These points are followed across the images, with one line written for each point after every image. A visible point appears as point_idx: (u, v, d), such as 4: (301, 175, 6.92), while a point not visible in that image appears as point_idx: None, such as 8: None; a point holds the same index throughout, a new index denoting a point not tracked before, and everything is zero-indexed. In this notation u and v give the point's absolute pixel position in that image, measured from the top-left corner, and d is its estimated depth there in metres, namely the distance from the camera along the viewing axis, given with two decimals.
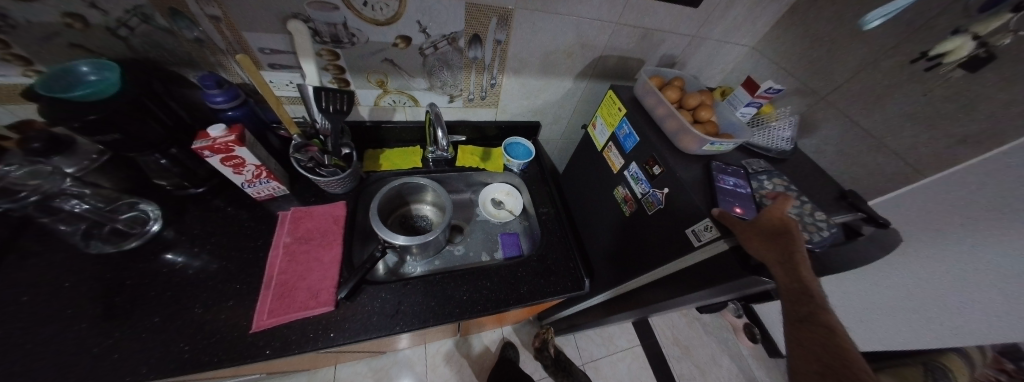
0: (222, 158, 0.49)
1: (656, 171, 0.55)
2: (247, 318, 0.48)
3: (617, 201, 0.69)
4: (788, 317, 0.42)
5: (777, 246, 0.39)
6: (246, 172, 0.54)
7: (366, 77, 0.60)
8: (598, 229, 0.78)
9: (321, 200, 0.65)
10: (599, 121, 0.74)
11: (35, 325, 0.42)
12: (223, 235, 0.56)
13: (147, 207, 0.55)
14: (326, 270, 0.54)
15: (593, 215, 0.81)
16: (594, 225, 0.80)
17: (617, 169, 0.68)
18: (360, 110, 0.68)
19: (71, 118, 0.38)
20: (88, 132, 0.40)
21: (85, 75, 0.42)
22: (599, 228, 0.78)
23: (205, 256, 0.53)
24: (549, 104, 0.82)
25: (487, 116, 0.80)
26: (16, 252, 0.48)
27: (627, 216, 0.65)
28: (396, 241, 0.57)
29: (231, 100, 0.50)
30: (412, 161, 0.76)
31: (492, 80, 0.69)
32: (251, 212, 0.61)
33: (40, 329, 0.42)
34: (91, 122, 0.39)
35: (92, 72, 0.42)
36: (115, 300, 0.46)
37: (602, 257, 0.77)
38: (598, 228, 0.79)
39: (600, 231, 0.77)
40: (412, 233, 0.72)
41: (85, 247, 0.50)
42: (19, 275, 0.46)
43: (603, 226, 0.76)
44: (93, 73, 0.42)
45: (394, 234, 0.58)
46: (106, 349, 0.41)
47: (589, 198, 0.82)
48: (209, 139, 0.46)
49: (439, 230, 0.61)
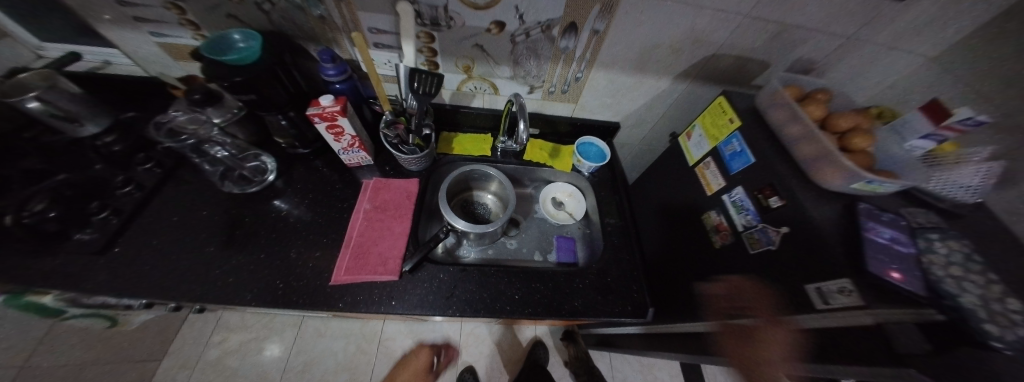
0: (328, 126, 0.55)
1: (773, 203, 0.45)
2: (328, 270, 0.53)
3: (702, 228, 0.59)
4: None
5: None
6: (343, 140, 0.59)
7: (454, 62, 0.61)
8: (671, 255, 0.69)
9: (397, 175, 0.68)
10: (699, 132, 0.63)
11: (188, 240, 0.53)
12: (318, 193, 0.64)
13: (266, 160, 0.65)
14: (396, 241, 0.58)
15: (666, 237, 0.71)
16: (666, 248, 0.70)
17: (712, 191, 0.57)
18: (443, 94, 0.69)
19: (223, 77, 0.46)
20: (233, 90, 0.48)
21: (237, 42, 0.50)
22: (672, 253, 0.68)
23: (303, 208, 0.61)
24: (635, 105, 0.73)
25: (563, 112, 0.75)
26: (182, 183, 0.61)
27: (717, 248, 0.54)
28: (456, 224, 0.58)
29: (340, 74, 0.56)
30: (481, 150, 0.75)
31: (578, 74, 0.64)
32: (341, 176, 0.67)
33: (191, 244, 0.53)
34: (236, 83, 0.47)
35: (243, 41, 0.50)
36: (239, 233, 0.56)
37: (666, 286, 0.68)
38: (670, 252, 0.69)
39: (671, 257, 0.68)
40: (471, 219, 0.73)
41: (221, 185, 0.60)
42: (184, 198, 0.59)
43: (675, 250, 0.67)
44: (244, 42, 0.50)
45: (456, 216, 0.59)
46: (230, 272, 0.51)
47: (666, 217, 0.73)
48: (319, 106, 0.52)
49: (502, 221, 0.60)
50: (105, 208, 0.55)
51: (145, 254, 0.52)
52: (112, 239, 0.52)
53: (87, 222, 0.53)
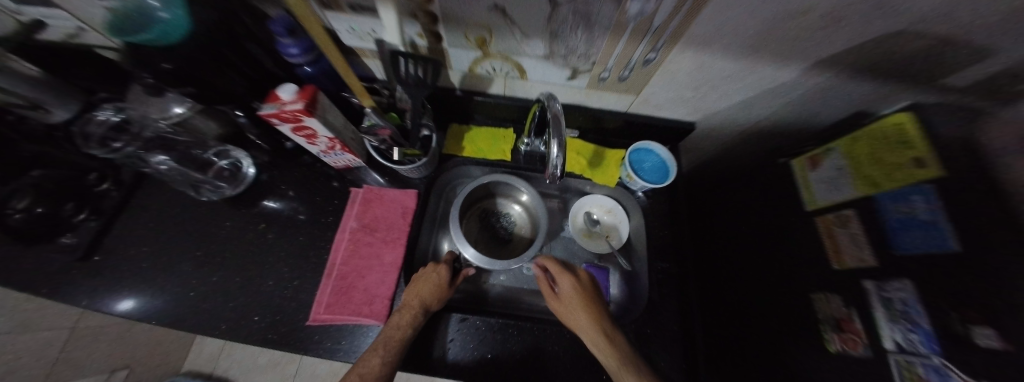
0: (293, 127, 0.42)
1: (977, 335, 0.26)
2: (307, 305, 0.46)
3: (814, 311, 0.40)
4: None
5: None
6: (319, 143, 0.46)
7: (463, 33, 0.41)
8: (737, 318, 0.52)
9: (395, 182, 0.56)
10: (840, 162, 0.40)
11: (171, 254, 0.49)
12: (303, 200, 0.54)
13: (239, 155, 0.55)
14: (385, 274, 0.48)
15: (737, 293, 0.53)
16: (733, 307, 0.53)
17: (844, 266, 0.38)
18: (452, 75, 0.51)
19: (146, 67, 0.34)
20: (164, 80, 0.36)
21: (157, 12, 0.34)
22: (743, 319, 0.51)
23: (285, 219, 0.53)
24: (724, 99, 0.50)
25: (614, 104, 0.54)
26: (162, 182, 0.55)
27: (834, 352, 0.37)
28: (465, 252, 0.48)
29: (305, 53, 0.40)
30: (499, 152, 0.58)
31: (651, 54, 0.41)
32: (328, 179, 0.56)
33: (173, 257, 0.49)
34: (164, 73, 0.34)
35: (165, 11, 0.34)
36: (219, 247, 0.50)
37: (725, 356, 0.53)
38: (741, 317, 0.51)
39: (743, 325, 0.51)
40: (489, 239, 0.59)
41: (199, 193, 0.53)
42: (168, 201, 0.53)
43: (751, 320, 0.49)
44: (166, 13, 0.34)
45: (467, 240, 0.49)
46: (208, 295, 0.46)
47: (742, 266, 0.54)
48: (278, 104, 0.39)
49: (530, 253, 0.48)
50: (82, 208, 0.51)
51: (126, 265, 0.48)
52: (94, 244, 0.49)
53: (72, 224, 0.50)
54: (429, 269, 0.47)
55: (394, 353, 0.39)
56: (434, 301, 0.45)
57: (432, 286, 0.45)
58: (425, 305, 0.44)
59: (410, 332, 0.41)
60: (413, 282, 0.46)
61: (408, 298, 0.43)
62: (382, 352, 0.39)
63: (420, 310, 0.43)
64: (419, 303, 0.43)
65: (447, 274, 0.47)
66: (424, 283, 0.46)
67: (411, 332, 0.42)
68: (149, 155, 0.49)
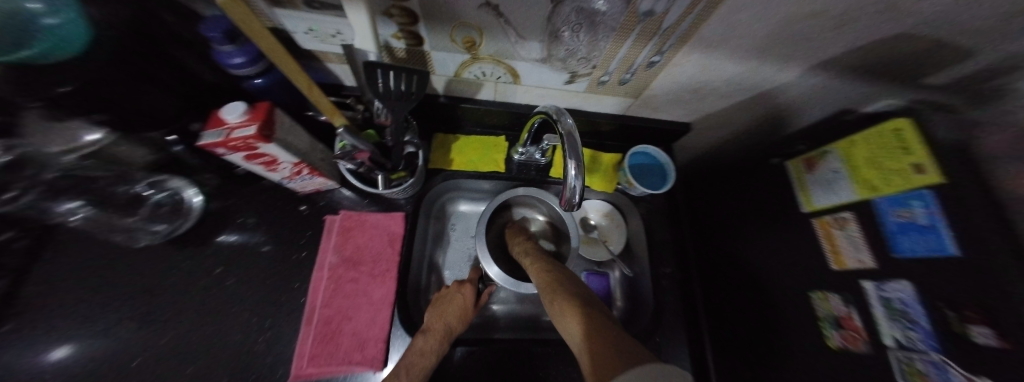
0: (246, 156, 0.35)
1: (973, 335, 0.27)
2: (285, 358, 0.39)
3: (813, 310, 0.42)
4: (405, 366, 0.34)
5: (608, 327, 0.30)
6: (282, 169, 0.39)
7: (449, 33, 0.36)
8: (742, 317, 0.53)
9: (377, 203, 0.49)
10: (838, 166, 0.40)
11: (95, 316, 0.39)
12: (267, 233, 0.46)
13: (178, 186, 0.45)
14: (376, 312, 0.43)
15: (740, 293, 0.54)
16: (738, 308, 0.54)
17: (844, 266, 0.38)
18: (435, 81, 0.45)
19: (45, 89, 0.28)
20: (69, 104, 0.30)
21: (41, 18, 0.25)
22: (749, 320, 0.52)
23: (247, 258, 0.45)
24: (721, 101, 0.49)
25: (611, 107, 0.51)
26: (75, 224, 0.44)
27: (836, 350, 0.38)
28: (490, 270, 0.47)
29: (252, 63, 0.32)
30: (492, 162, 0.53)
31: (655, 57, 0.38)
32: (296, 205, 0.48)
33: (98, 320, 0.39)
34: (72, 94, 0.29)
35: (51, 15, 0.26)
36: (163, 300, 0.41)
37: (734, 357, 0.53)
38: (745, 318, 0.52)
39: (747, 325, 0.52)
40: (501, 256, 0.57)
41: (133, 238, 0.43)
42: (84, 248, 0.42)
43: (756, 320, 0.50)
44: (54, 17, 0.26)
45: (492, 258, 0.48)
46: (155, 363, 0.38)
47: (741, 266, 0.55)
48: (224, 130, 0.31)
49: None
50: None
51: (39, 334, 0.38)
52: None
53: None
54: (454, 289, 0.45)
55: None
56: (459, 323, 0.42)
57: (458, 307, 0.43)
58: (450, 327, 0.41)
59: (435, 359, 0.38)
60: (438, 301, 0.44)
61: (432, 320, 0.41)
62: (402, 380, 0.35)
63: (445, 333, 0.40)
64: (444, 325, 0.41)
65: (472, 296, 0.45)
66: (450, 302, 0.44)
67: (435, 360, 0.38)
68: (55, 207, 0.39)
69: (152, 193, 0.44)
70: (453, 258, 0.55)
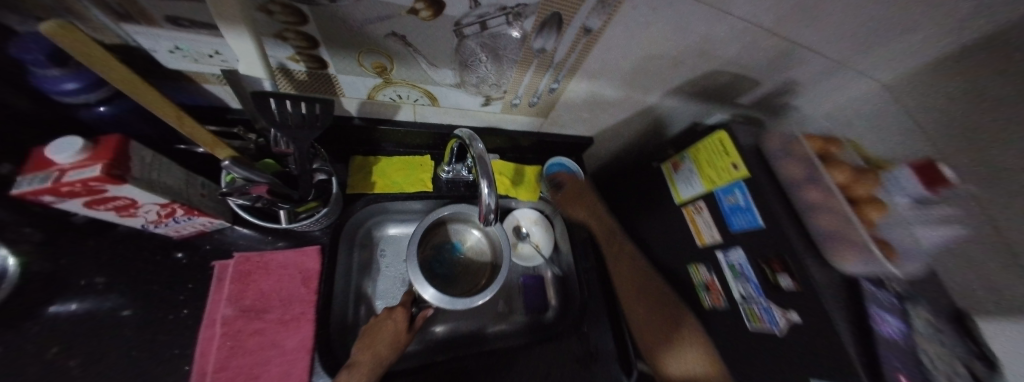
0: (86, 202, 0.28)
1: (783, 282, 0.39)
2: None
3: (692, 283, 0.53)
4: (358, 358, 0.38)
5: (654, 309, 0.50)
6: (143, 213, 0.32)
7: (356, 59, 0.35)
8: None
9: (286, 238, 0.44)
10: (691, 167, 0.53)
11: None
12: (121, 294, 0.36)
13: None
14: (291, 363, 0.37)
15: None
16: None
17: (705, 243, 0.50)
18: (346, 104, 0.44)
19: None
20: None
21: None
22: None
23: (86, 332, 0.34)
24: (612, 118, 0.59)
25: (528, 125, 0.57)
26: None
27: (707, 308, 0.50)
28: (425, 293, 0.45)
29: (93, 88, 0.27)
30: (418, 182, 0.53)
31: (553, 84, 0.45)
32: (168, 253, 0.39)
33: None
34: None
35: None
36: None
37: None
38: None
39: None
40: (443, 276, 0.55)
41: None
42: None
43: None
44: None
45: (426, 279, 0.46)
46: None
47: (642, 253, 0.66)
48: (56, 170, 0.25)
49: (495, 287, 0.48)
50: None
51: None
52: None
53: None
54: (383, 316, 0.43)
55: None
56: (390, 350, 0.40)
57: (388, 335, 0.41)
58: (380, 356, 0.38)
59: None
60: (367, 332, 0.41)
61: (359, 354, 0.38)
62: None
63: (374, 365, 0.37)
64: (372, 356, 0.38)
65: (405, 320, 0.43)
66: (380, 331, 0.41)
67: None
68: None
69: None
70: (384, 285, 0.52)
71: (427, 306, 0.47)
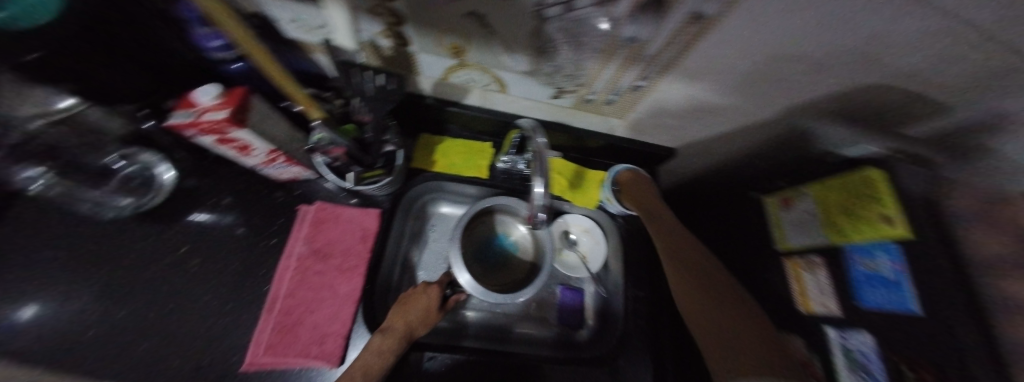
0: (218, 139, 0.35)
1: None
2: (242, 345, 0.39)
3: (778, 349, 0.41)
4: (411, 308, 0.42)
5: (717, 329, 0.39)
6: (255, 155, 0.39)
7: (435, 38, 0.36)
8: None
9: (355, 197, 0.50)
10: (809, 207, 0.40)
11: (62, 282, 0.40)
12: (240, 216, 0.46)
13: (149, 159, 0.45)
14: (339, 307, 0.42)
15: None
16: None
17: (811, 309, 0.38)
18: (423, 82, 0.46)
19: None
20: None
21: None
22: None
23: (215, 239, 0.44)
24: (705, 129, 0.49)
25: (598, 125, 0.52)
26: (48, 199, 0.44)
27: None
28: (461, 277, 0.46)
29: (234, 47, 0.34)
30: (475, 168, 0.54)
31: (639, 82, 0.39)
32: (272, 190, 0.48)
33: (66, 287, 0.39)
34: None
35: None
36: (124, 277, 0.41)
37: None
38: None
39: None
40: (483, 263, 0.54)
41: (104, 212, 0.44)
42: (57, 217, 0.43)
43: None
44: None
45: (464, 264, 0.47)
46: (106, 337, 0.38)
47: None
48: (196, 111, 0.31)
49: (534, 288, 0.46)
50: None
51: None
52: None
53: None
54: (421, 289, 0.45)
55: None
56: (420, 325, 0.41)
57: (421, 309, 0.43)
58: (411, 328, 0.41)
59: (392, 360, 0.37)
60: (403, 300, 0.43)
61: (394, 320, 0.40)
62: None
63: (405, 335, 0.40)
64: (404, 325, 0.40)
65: (438, 298, 0.44)
66: (413, 302, 0.43)
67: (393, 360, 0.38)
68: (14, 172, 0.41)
69: (122, 165, 0.44)
70: (428, 258, 0.54)
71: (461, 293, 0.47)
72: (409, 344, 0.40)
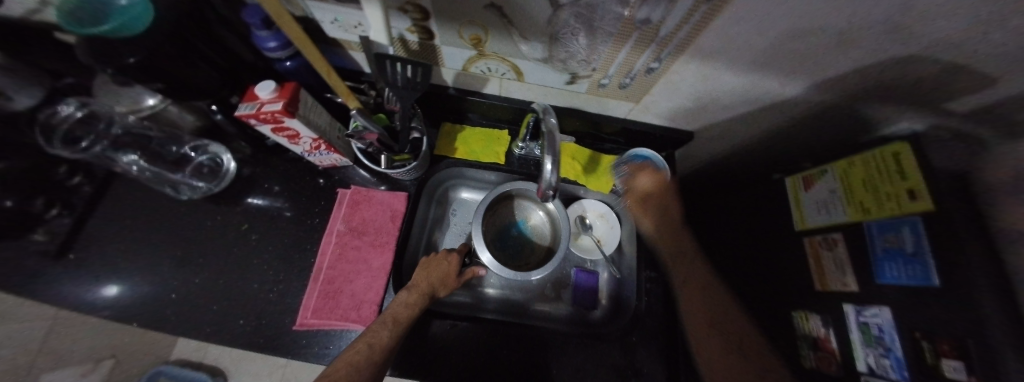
0: (272, 128, 0.40)
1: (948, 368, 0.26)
2: (294, 309, 0.45)
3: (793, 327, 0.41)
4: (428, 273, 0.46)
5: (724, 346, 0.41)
6: (302, 143, 0.44)
7: (458, 31, 0.39)
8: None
9: (386, 182, 0.54)
10: (833, 187, 0.40)
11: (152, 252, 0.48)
12: (287, 198, 0.52)
13: (218, 150, 0.53)
14: (373, 278, 0.47)
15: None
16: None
17: (827, 287, 0.38)
18: (445, 73, 0.49)
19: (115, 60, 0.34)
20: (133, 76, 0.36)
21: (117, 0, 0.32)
22: None
23: (268, 218, 0.51)
24: (723, 110, 0.49)
25: (613, 110, 0.53)
26: (135, 184, 0.52)
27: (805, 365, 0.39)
28: (482, 256, 0.50)
29: (284, 47, 0.38)
30: (493, 154, 0.57)
31: (654, 64, 0.40)
32: (314, 176, 0.54)
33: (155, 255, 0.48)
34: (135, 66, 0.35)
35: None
36: (197, 249, 0.48)
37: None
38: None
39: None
40: (501, 243, 0.57)
41: (178, 194, 0.51)
42: (142, 198, 0.51)
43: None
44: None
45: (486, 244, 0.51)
46: (187, 298, 0.45)
47: (728, 280, 0.55)
48: (256, 103, 0.37)
49: (551, 267, 0.49)
50: (53, 203, 0.49)
51: (104, 263, 0.47)
52: (68, 243, 0.47)
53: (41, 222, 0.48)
54: (441, 255, 0.49)
55: (401, 329, 0.38)
56: (440, 284, 0.46)
57: (442, 271, 0.47)
58: (433, 287, 0.45)
59: (418, 311, 0.41)
60: (425, 263, 0.47)
61: (418, 278, 0.45)
62: (389, 326, 0.38)
63: (428, 292, 0.44)
64: (428, 284, 0.44)
65: (457, 264, 0.49)
66: (435, 265, 0.47)
67: (418, 312, 0.42)
68: (117, 156, 0.49)
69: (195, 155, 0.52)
70: (449, 239, 0.58)
71: (479, 267, 0.51)
72: (431, 301, 0.44)
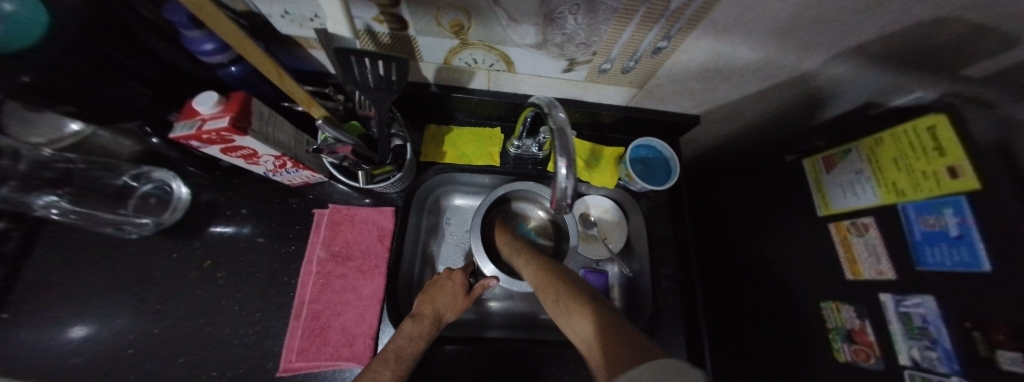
0: (223, 149, 0.34)
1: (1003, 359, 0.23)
2: (275, 352, 0.39)
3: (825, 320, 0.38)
4: (434, 297, 0.42)
5: (637, 351, 0.24)
6: (263, 163, 0.38)
7: (434, 17, 0.33)
8: (746, 325, 0.50)
9: (369, 197, 0.49)
10: (859, 166, 0.37)
11: (99, 302, 0.41)
12: (256, 225, 0.46)
13: (165, 176, 0.45)
14: (365, 308, 0.42)
15: (745, 296, 0.52)
16: (740, 314, 0.52)
17: (860, 276, 0.35)
18: (424, 69, 0.43)
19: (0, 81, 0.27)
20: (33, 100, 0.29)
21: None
22: (751, 323, 0.49)
23: (235, 250, 0.44)
24: (731, 90, 0.45)
25: (613, 97, 0.49)
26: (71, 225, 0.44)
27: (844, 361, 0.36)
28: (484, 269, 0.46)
29: (224, 50, 0.31)
30: (486, 155, 0.51)
31: (661, 42, 0.35)
32: (285, 196, 0.47)
33: (101, 306, 0.41)
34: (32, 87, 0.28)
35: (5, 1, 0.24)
36: (153, 294, 0.42)
37: (733, 365, 0.51)
38: (748, 326, 0.49)
39: (751, 331, 0.49)
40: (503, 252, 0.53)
41: (124, 232, 0.44)
42: (81, 241, 0.44)
43: (759, 326, 0.48)
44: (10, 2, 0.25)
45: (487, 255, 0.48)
46: (144, 353, 0.39)
47: (745, 269, 0.52)
48: (196, 121, 0.30)
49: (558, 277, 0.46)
50: None
51: (39, 321, 0.40)
52: None
53: None
54: (445, 276, 0.45)
55: (407, 368, 0.33)
56: (448, 308, 0.41)
57: (448, 294, 0.43)
58: (439, 314, 0.40)
59: (424, 344, 0.36)
60: (429, 287, 0.43)
61: (422, 306, 0.40)
62: (393, 364, 0.32)
63: (434, 319, 0.39)
64: (432, 311, 0.40)
65: (462, 283, 0.45)
66: (440, 288, 0.43)
67: (424, 345, 0.37)
68: (34, 197, 0.41)
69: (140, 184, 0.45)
70: (446, 252, 0.53)
71: (489, 279, 0.45)
72: (438, 329, 0.39)
